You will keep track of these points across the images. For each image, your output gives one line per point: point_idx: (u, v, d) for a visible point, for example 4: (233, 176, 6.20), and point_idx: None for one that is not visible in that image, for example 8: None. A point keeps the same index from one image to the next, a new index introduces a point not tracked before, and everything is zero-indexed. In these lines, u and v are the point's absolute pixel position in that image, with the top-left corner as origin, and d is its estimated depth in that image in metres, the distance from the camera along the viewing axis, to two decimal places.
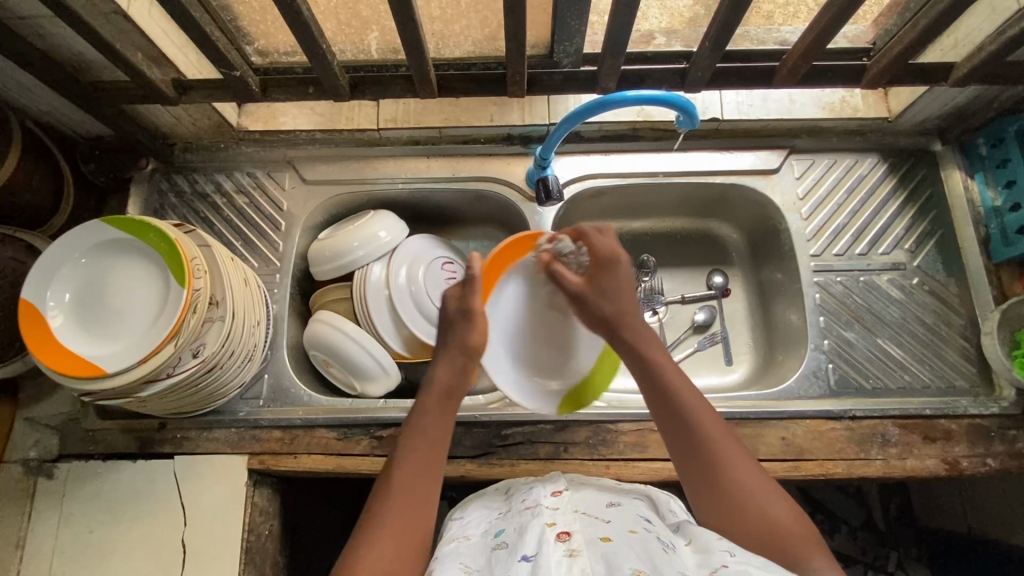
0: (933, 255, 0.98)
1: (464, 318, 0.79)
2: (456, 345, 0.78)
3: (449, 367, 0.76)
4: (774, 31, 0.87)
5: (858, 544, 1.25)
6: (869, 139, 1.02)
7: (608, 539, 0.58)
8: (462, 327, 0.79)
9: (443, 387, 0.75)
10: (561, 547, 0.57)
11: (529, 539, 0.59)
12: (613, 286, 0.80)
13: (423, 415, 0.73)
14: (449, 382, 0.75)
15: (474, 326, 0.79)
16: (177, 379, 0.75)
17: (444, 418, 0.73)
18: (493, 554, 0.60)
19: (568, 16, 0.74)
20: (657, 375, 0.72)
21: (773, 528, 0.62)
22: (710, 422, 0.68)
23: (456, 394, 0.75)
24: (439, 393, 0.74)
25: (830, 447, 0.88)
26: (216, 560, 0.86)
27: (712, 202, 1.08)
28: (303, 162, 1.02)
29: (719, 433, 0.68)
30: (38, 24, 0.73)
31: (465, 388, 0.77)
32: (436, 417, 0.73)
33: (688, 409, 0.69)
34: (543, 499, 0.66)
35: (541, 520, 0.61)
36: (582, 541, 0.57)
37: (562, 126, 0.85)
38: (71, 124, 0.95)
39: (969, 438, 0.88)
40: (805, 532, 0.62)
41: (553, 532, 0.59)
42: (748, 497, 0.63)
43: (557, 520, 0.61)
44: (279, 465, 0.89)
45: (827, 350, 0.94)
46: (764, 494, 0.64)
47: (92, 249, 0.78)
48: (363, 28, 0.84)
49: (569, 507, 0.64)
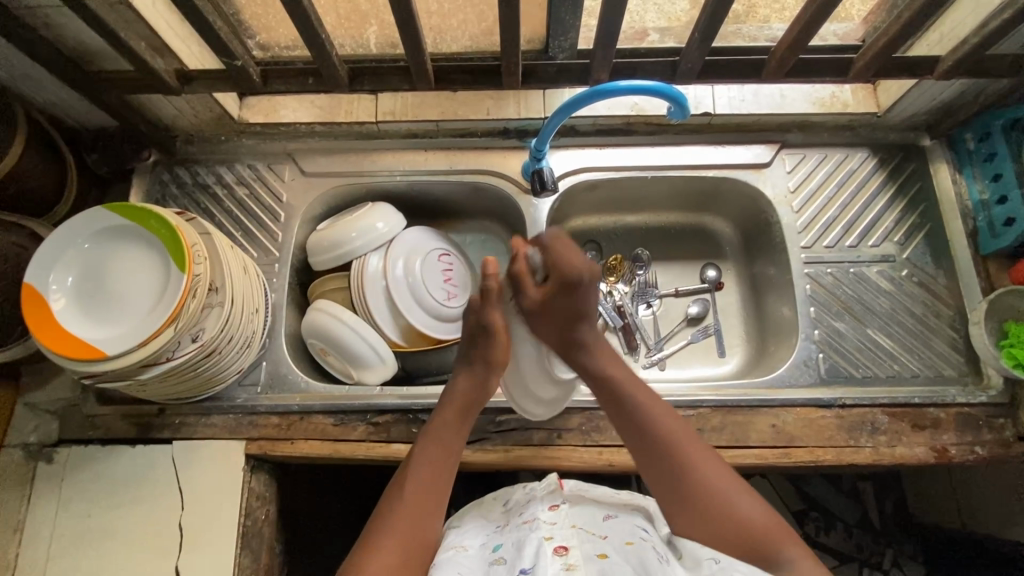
0: (922, 247, 0.99)
1: (483, 331, 0.81)
2: (475, 358, 0.81)
3: (471, 378, 0.81)
4: (764, 29, 0.91)
5: (852, 541, 1.25)
6: (859, 134, 1.04)
7: (604, 555, 0.60)
8: (485, 342, 0.81)
9: (463, 400, 0.79)
10: (558, 561, 0.59)
11: (527, 552, 0.61)
12: (569, 314, 0.77)
13: (440, 426, 0.77)
14: (469, 392, 0.80)
15: (496, 341, 0.81)
16: (177, 362, 0.76)
17: (459, 430, 0.77)
18: (491, 569, 0.63)
19: (561, 10, 0.76)
20: (627, 394, 0.76)
21: (746, 526, 0.66)
22: (674, 432, 0.72)
23: (474, 408, 0.80)
24: (459, 405, 0.79)
25: (820, 434, 0.89)
26: (212, 543, 0.87)
27: (706, 196, 1.09)
28: (303, 155, 1.04)
29: (677, 432, 0.72)
30: (45, 14, 0.75)
31: (484, 402, 0.80)
32: (452, 424, 0.78)
33: (645, 414, 0.74)
34: (541, 513, 0.67)
35: (539, 535, 0.63)
36: (579, 557, 0.60)
37: (555, 117, 0.87)
38: (76, 115, 0.97)
39: (957, 426, 0.90)
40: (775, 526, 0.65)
41: (551, 546, 0.61)
42: (719, 503, 0.67)
43: (555, 535, 0.63)
44: (276, 450, 0.90)
45: (817, 340, 0.96)
46: (736, 500, 0.67)
47: (95, 235, 0.80)
48: (362, 22, 0.87)
49: (566, 522, 0.65)
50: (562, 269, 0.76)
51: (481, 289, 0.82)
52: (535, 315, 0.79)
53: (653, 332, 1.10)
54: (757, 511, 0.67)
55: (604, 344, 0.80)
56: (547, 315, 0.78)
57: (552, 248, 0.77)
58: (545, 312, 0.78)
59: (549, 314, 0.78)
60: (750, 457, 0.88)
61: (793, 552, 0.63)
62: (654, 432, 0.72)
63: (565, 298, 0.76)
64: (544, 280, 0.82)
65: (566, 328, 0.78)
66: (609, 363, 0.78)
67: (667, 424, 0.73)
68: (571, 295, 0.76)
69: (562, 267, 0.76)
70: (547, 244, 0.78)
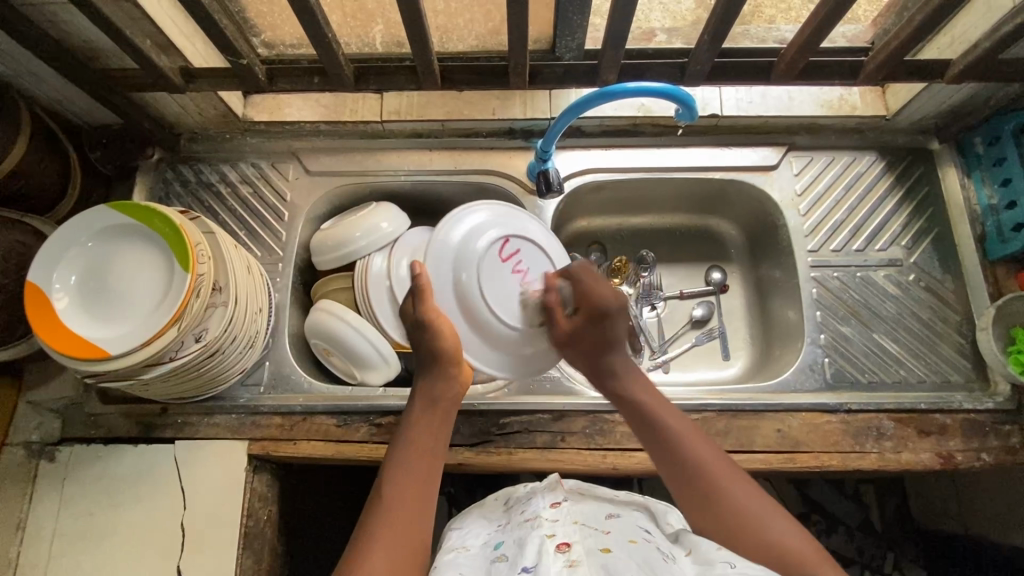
0: (929, 251, 0.99)
1: (419, 328, 0.79)
2: (428, 359, 0.78)
3: (432, 378, 0.78)
4: (773, 30, 0.90)
5: (854, 544, 1.25)
6: (867, 137, 1.03)
7: (608, 550, 0.59)
8: (426, 338, 0.78)
9: (429, 401, 0.77)
10: (560, 558, 0.58)
11: (529, 549, 0.60)
12: (599, 341, 0.81)
13: (412, 431, 0.75)
14: (429, 393, 0.78)
15: (433, 333, 0.78)
16: (180, 362, 0.76)
17: (433, 431, 0.76)
18: (492, 567, 0.61)
19: (570, 10, 0.76)
20: (658, 419, 0.76)
21: (781, 548, 0.63)
22: (702, 451, 0.72)
23: (445, 409, 0.78)
24: (425, 404, 0.77)
25: (825, 439, 0.89)
26: (214, 543, 0.87)
27: (712, 198, 1.09)
28: (308, 154, 1.04)
29: (708, 452, 0.71)
30: (49, 10, 0.74)
31: (453, 400, 0.79)
32: (425, 427, 0.75)
33: (676, 437, 0.73)
34: (543, 511, 0.67)
35: (541, 532, 0.63)
36: (581, 553, 0.58)
37: (562, 118, 0.86)
38: (80, 112, 0.96)
39: (963, 432, 0.89)
40: (810, 549, 0.63)
41: (553, 542, 0.60)
42: (752, 525, 0.65)
43: (557, 532, 0.62)
44: (279, 451, 0.90)
45: (823, 344, 0.95)
46: (771, 521, 0.65)
47: (98, 233, 0.80)
48: (368, 20, 0.87)
49: (569, 519, 0.65)
50: (596, 296, 0.82)
51: (409, 288, 0.81)
52: (566, 343, 0.82)
53: (657, 334, 1.09)
54: (789, 531, 0.64)
55: (635, 372, 0.82)
56: (576, 343, 0.82)
57: (581, 278, 0.83)
58: (576, 341, 0.82)
59: (582, 347, 0.82)
60: (754, 462, 0.87)
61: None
62: (683, 451, 0.72)
63: (595, 330, 0.81)
64: (507, 253, 0.85)
65: (591, 358, 0.82)
66: (639, 390, 0.79)
67: (694, 445, 0.72)
68: (601, 326, 0.81)
69: (590, 298, 0.82)
70: (578, 271, 0.83)
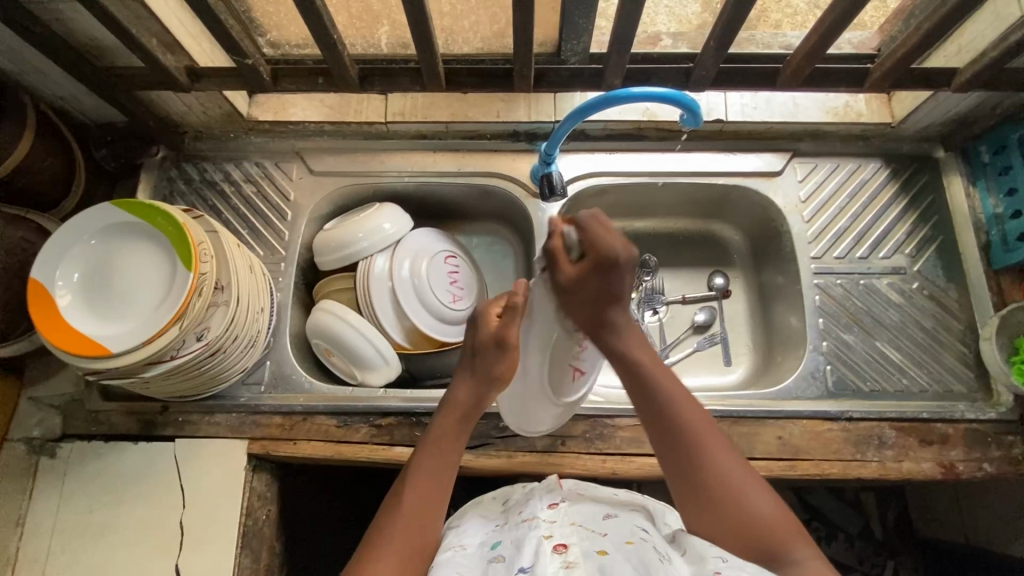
0: (933, 260, 0.98)
1: (494, 347, 0.75)
2: (482, 374, 0.76)
3: (469, 388, 0.76)
4: (779, 36, 0.90)
5: (854, 552, 1.25)
6: (872, 144, 1.03)
7: (605, 551, 0.59)
8: (491, 358, 0.75)
9: (462, 410, 0.76)
10: (558, 558, 0.58)
11: (526, 551, 0.60)
12: (604, 291, 0.70)
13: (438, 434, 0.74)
14: (470, 403, 0.76)
15: (505, 357, 0.75)
16: (181, 361, 0.76)
17: (458, 436, 0.75)
18: (489, 567, 0.61)
19: (575, 13, 0.75)
20: (648, 370, 0.72)
21: (756, 521, 0.63)
22: (687, 412, 0.69)
23: (474, 414, 0.76)
24: (458, 413, 0.75)
25: (826, 447, 0.88)
26: (213, 542, 0.87)
27: (715, 203, 1.09)
28: (312, 154, 1.04)
29: (691, 413, 0.69)
30: (55, 8, 0.75)
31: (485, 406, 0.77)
32: (452, 436, 0.74)
33: (659, 392, 0.71)
34: (540, 510, 0.67)
35: (538, 533, 0.63)
36: (578, 554, 0.58)
37: (567, 122, 0.86)
38: (84, 110, 0.97)
39: (965, 442, 0.89)
40: (787, 520, 0.63)
41: (551, 543, 0.60)
42: (729, 499, 0.64)
43: (555, 533, 0.62)
44: (278, 450, 0.90)
45: (825, 351, 0.95)
46: (750, 493, 0.64)
47: (102, 230, 0.80)
48: (374, 22, 0.86)
49: (566, 519, 0.65)
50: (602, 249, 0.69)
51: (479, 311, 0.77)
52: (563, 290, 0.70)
53: (659, 338, 1.09)
54: (768, 506, 0.64)
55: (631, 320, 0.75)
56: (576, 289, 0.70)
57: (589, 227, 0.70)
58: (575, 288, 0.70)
59: (576, 291, 0.70)
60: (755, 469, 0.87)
61: (804, 553, 0.60)
62: (668, 414, 0.69)
63: (599, 278, 0.69)
64: (582, 337, 0.78)
65: (604, 306, 0.72)
66: (635, 340, 0.73)
67: (679, 404, 0.69)
68: (609, 275, 0.70)
69: (599, 247, 0.69)
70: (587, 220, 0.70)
